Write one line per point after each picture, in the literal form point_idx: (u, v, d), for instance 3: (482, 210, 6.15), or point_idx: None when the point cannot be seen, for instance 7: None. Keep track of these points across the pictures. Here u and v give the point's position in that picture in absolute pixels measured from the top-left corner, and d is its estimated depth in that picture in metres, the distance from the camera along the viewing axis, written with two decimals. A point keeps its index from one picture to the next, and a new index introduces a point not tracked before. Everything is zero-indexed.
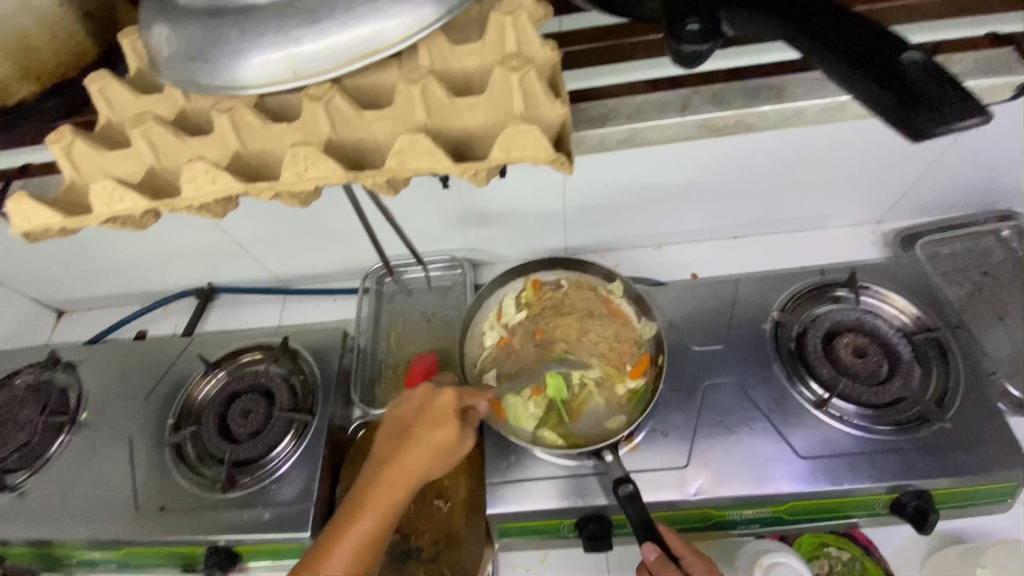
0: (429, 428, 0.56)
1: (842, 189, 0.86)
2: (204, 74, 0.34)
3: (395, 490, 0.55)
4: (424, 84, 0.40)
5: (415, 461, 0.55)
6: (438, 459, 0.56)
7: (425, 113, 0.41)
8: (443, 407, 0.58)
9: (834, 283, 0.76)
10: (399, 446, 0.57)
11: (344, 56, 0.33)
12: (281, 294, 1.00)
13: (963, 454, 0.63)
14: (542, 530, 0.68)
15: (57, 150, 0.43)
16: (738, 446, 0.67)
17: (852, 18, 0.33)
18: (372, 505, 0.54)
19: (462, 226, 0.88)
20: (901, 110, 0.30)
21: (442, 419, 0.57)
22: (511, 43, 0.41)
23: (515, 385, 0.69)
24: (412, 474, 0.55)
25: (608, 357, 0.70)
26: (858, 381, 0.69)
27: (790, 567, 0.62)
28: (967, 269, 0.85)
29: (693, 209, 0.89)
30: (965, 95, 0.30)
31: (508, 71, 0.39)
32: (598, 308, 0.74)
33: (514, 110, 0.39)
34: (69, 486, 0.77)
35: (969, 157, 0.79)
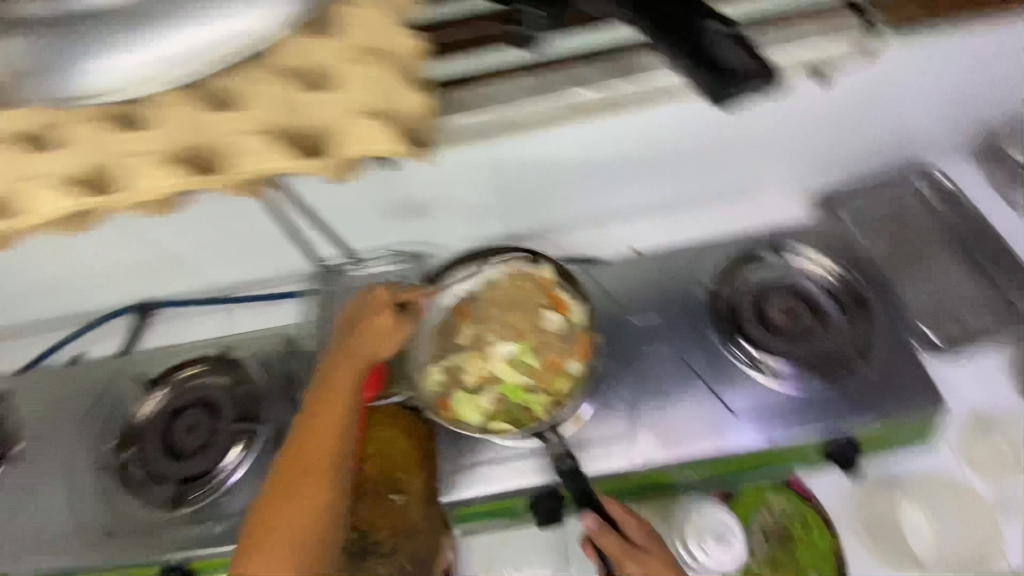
0: (369, 318, 0.64)
1: (768, 155, 0.89)
2: (42, 86, 0.37)
3: (351, 372, 0.62)
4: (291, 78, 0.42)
5: (365, 343, 0.63)
6: (380, 339, 0.63)
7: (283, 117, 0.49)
8: (383, 300, 0.66)
9: (760, 247, 0.79)
10: (348, 341, 0.64)
11: (184, 60, 0.37)
12: (226, 303, 0.95)
13: (881, 396, 0.67)
14: (499, 514, 0.70)
15: None
16: (678, 410, 0.69)
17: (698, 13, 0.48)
18: (333, 393, 0.61)
19: (398, 219, 0.87)
20: (709, 84, 0.47)
21: (382, 308, 0.65)
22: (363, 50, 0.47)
23: (461, 381, 0.68)
24: (361, 359, 0.63)
25: (557, 346, 0.69)
26: (787, 339, 0.73)
27: (718, 520, 0.66)
28: (887, 224, 0.90)
29: (627, 184, 0.91)
30: (759, 67, 0.46)
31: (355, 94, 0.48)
32: (537, 298, 0.72)
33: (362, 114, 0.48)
34: (6, 522, 0.74)
35: (878, 115, 0.84)
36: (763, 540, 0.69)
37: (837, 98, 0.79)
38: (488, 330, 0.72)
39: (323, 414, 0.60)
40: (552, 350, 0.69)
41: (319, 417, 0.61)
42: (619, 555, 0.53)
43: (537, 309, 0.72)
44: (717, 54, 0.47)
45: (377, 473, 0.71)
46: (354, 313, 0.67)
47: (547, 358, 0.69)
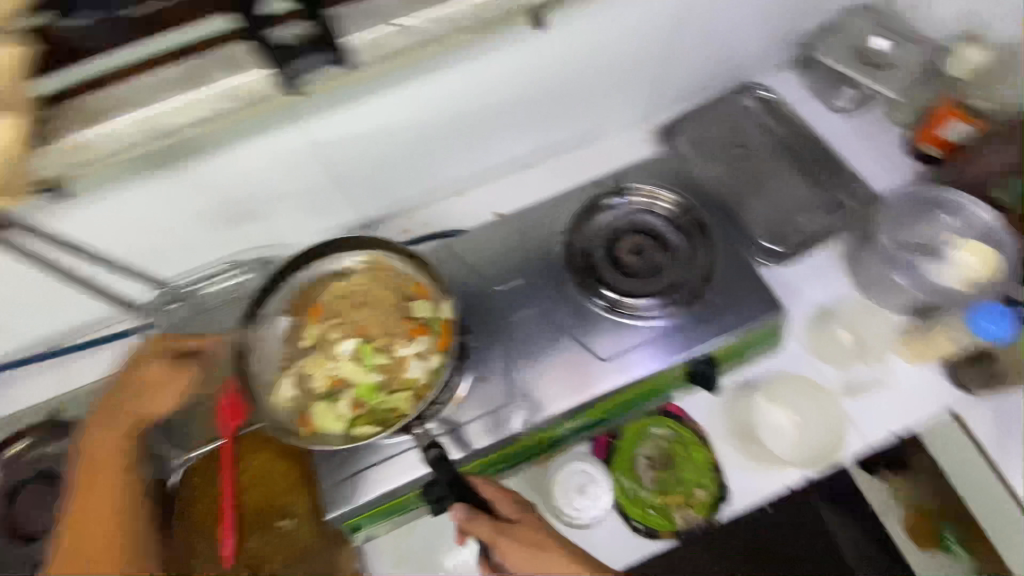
0: (134, 372, 0.59)
1: (606, 97, 0.90)
2: None
3: (117, 436, 0.57)
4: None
5: (132, 398, 0.58)
6: (153, 393, 0.58)
7: None
8: (155, 347, 0.61)
9: (605, 191, 0.79)
10: (116, 398, 0.58)
11: None
12: (54, 358, 0.84)
13: (730, 313, 0.71)
14: (394, 510, 0.68)
15: None
16: (549, 367, 0.70)
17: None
18: (99, 463, 0.56)
19: (230, 228, 0.79)
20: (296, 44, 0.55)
21: (152, 353, 0.60)
22: None
23: (318, 391, 0.65)
24: (131, 419, 0.58)
25: (413, 343, 0.67)
26: (642, 277, 0.74)
27: (586, 473, 0.73)
28: (726, 144, 0.93)
29: (474, 149, 0.88)
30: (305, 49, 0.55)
31: None
32: (401, 294, 0.69)
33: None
34: None
35: (696, 39, 0.85)
36: (650, 469, 0.75)
37: (655, 27, 0.80)
38: (342, 332, 0.68)
39: (93, 484, 0.55)
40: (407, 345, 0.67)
41: (92, 490, 0.55)
42: (493, 536, 0.54)
43: (401, 308, 0.69)
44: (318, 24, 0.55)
45: (257, 502, 0.69)
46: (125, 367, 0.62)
47: (404, 358, 0.66)
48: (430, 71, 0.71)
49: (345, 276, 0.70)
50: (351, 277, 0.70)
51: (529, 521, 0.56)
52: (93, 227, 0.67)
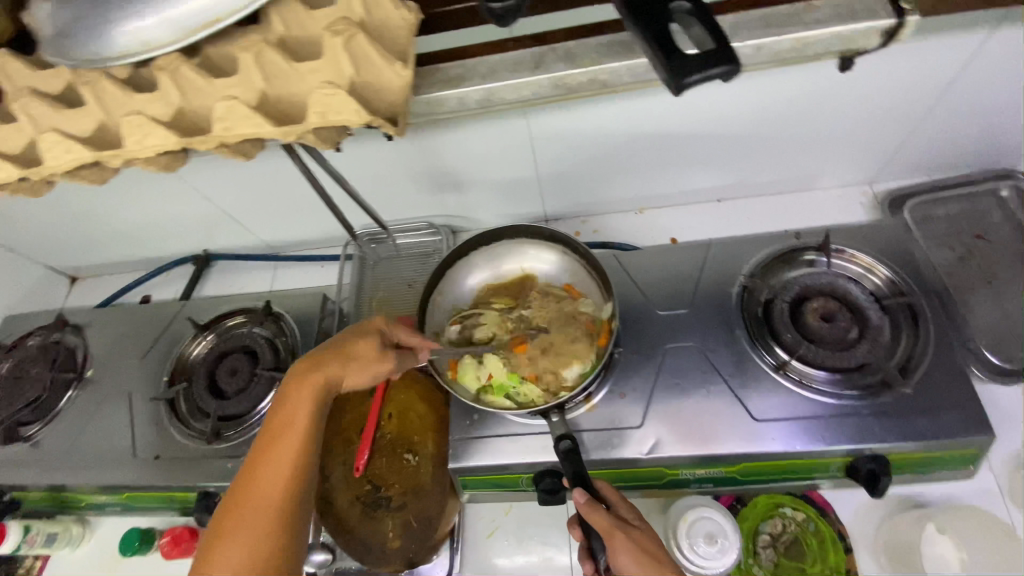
0: (349, 341, 0.64)
1: (828, 149, 0.84)
2: (79, 46, 0.42)
3: (313, 391, 0.60)
4: (258, 50, 0.48)
5: (338, 362, 0.62)
6: (357, 367, 0.63)
7: (263, 79, 0.49)
8: (367, 327, 0.66)
9: (806, 246, 0.74)
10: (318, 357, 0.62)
11: (190, 24, 0.41)
12: (273, 261, 1.04)
13: (921, 418, 0.63)
14: (503, 484, 0.71)
15: None
16: (694, 406, 0.67)
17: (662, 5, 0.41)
18: (293, 409, 0.59)
19: (435, 193, 0.89)
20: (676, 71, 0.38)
21: (365, 332, 0.66)
22: (358, 10, 0.49)
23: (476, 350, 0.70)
24: (328, 381, 0.61)
25: (578, 352, 0.67)
26: (823, 346, 0.69)
27: (713, 522, 0.64)
28: (960, 232, 0.81)
29: (671, 172, 0.88)
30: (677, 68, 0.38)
31: (333, 36, 0.47)
32: (565, 297, 0.72)
33: (344, 74, 0.47)
34: (76, 435, 0.83)
35: (963, 109, 0.75)
36: (772, 550, 0.67)
37: (921, 89, 0.72)
38: (525, 316, 0.72)
39: (280, 425, 0.58)
40: (573, 346, 0.68)
41: (278, 432, 0.58)
42: (609, 530, 0.53)
43: (569, 314, 0.70)
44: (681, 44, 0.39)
45: (394, 431, 0.77)
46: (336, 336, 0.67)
47: (563, 364, 0.67)
48: (664, 95, 0.72)
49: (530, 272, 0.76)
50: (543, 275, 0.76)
51: (647, 532, 0.54)
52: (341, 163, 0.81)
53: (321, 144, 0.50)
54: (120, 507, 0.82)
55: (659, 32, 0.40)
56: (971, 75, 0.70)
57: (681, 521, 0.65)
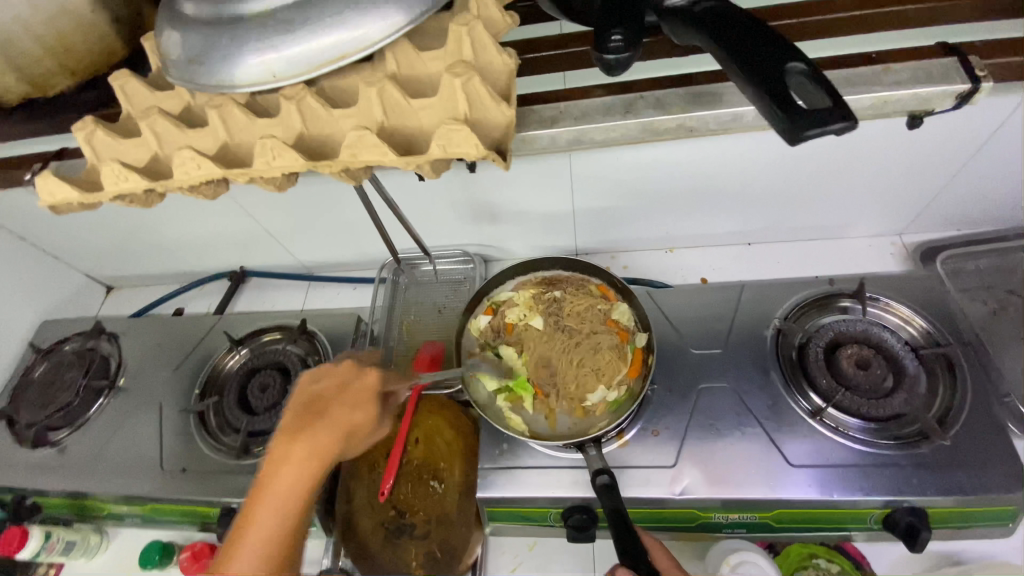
0: (346, 409, 0.58)
1: (857, 199, 0.86)
2: (200, 74, 0.39)
3: (310, 457, 0.55)
4: (381, 87, 0.44)
5: (331, 437, 0.56)
6: (351, 439, 0.58)
7: (382, 112, 0.44)
8: (364, 387, 0.61)
9: (841, 292, 0.75)
10: (306, 424, 0.57)
11: (316, 60, 0.37)
12: (306, 280, 1.07)
13: (962, 472, 0.62)
14: (531, 518, 0.70)
15: (80, 137, 0.49)
16: (728, 448, 0.67)
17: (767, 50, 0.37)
18: (287, 472, 0.55)
19: (471, 223, 0.92)
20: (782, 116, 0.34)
21: (361, 400, 0.60)
22: (467, 51, 0.45)
23: (502, 348, 0.71)
24: (322, 461, 0.56)
25: (604, 368, 0.68)
26: (858, 394, 0.68)
27: (757, 567, 0.61)
28: (993, 286, 0.82)
29: (704, 214, 0.90)
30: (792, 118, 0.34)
31: (452, 76, 0.42)
32: (597, 303, 0.73)
33: (459, 112, 0.43)
34: (104, 444, 0.83)
35: (995, 168, 0.77)
36: None
37: (956, 146, 0.74)
38: (556, 320, 0.72)
39: (270, 490, 0.54)
40: (599, 360, 0.68)
41: (258, 511, 0.54)
42: None
43: (599, 322, 0.71)
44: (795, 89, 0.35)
45: (420, 458, 0.76)
46: (324, 389, 0.60)
47: (586, 378, 0.68)
48: (704, 141, 0.75)
49: (568, 282, 0.76)
50: (578, 284, 0.75)
51: None
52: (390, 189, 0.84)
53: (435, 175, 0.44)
54: (140, 519, 0.82)
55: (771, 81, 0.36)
56: (1006, 136, 0.72)
57: (723, 565, 0.62)
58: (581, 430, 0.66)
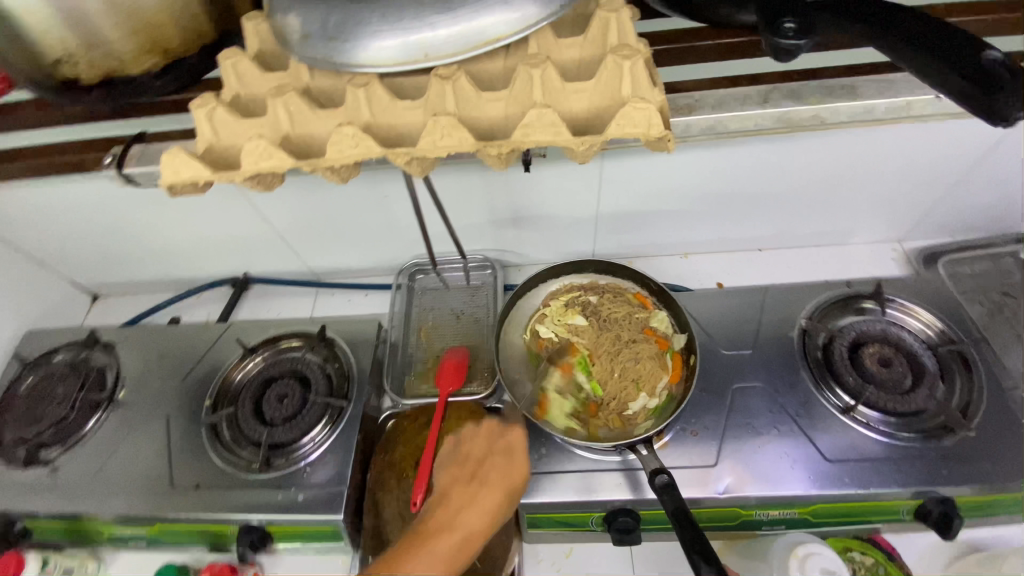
0: (502, 467, 0.63)
1: (865, 207, 0.90)
2: (341, 52, 0.38)
3: (479, 512, 0.60)
4: (542, 68, 0.43)
5: (487, 496, 0.61)
6: (509, 500, 0.62)
7: (543, 93, 0.43)
8: (511, 444, 0.65)
9: (861, 294, 0.78)
10: (465, 484, 0.63)
11: (472, 41, 0.38)
12: (314, 287, 1.03)
13: (985, 462, 0.65)
14: (571, 523, 0.69)
15: (200, 112, 0.46)
16: (764, 446, 0.68)
17: (944, 34, 0.39)
18: (459, 524, 0.59)
19: (496, 227, 0.92)
20: (978, 99, 0.36)
21: (511, 458, 0.64)
22: (613, 36, 0.45)
23: (546, 360, 0.71)
24: (477, 525, 0.59)
25: (648, 371, 0.68)
26: (883, 390, 0.71)
27: (825, 558, 0.61)
28: (988, 288, 0.88)
29: (720, 220, 0.93)
30: (989, 90, 0.35)
31: (620, 57, 0.43)
32: (634, 311, 0.73)
33: (622, 94, 0.43)
34: (105, 461, 0.78)
35: (994, 179, 0.83)
36: None
37: (958, 158, 0.79)
38: (595, 326, 0.72)
39: (447, 538, 0.58)
40: (640, 365, 0.68)
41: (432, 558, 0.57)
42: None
43: (638, 329, 0.71)
44: (984, 67, 0.36)
45: None
46: (475, 451, 0.66)
47: (629, 383, 0.68)
48: (734, 146, 0.78)
49: (603, 286, 0.76)
50: (612, 290, 0.75)
51: None
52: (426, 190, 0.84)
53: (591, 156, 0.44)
54: (145, 541, 0.76)
55: (959, 59, 0.37)
56: (1005, 147, 0.78)
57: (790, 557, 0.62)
58: (625, 434, 0.66)
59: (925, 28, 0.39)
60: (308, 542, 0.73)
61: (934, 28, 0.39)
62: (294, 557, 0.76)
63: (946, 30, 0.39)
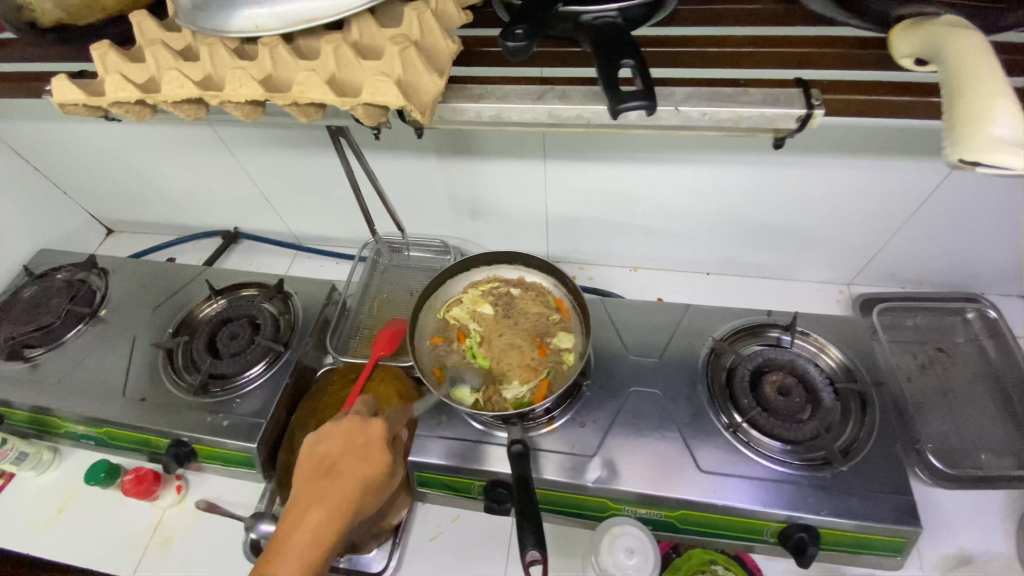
0: (352, 460, 0.62)
1: (808, 245, 0.92)
2: (194, 16, 0.42)
3: (333, 501, 0.59)
4: (336, 44, 0.43)
5: (344, 488, 0.60)
6: (369, 489, 0.62)
7: (333, 65, 0.43)
8: (367, 438, 0.64)
9: (774, 324, 0.81)
10: (319, 479, 0.61)
11: (291, 18, 0.39)
12: (293, 249, 1.13)
13: (856, 498, 0.66)
14: (458, 488, 0.75)
15: (95, 55, 0.48)
16: (646, 447, 0.72)
17: (620, 34, 0.39)
18: (305, 525, 0.58)
19: (453, 214, 0.99)
20: (609, 91, 0.37)
21: (366, 450, 0.63)
22: (414, 30, 0.44)
23: (452, 339, 0.77)
24: (334, 500, 0.59)
25: (542, 360, 0.74)
26: (775, 416, 0.72)
27: (637, 538, 0.65)
28: (924, 342, 0.88)
29: (667, 239, 0.97)
30: (610, 90, 0.37)
31: (391, 44, 0.42)
32: (548, 314, 0.78)
33: (393, 72, 0.42)
34: (74, 366, 0.88)
35: (936, 230, 0.83)
36: None
37: (894, 203, 0.81)
38: (501, 315, 0.78)
39: (294, 535, 0.57)
40: (541, 353, 0.75)
41: (278, 556, 0.56)
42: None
43: (543, 326, 0.77)
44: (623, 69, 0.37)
45: None
46: (329, 451, 0.63)
47: (525, 366, 0.73)
48: (671, 165, 0.82)
49: (525, 280, 0.82)
50: (533, 285, 0.81)
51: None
52: (387, 168, 0.92)
53: (367, 122, 0.44)
54: (95, 441, 0.86)
55: (609, 56, 0.38)
56: (940, 200, 0.79)
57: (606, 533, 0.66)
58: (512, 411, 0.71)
59: (615, 25, 0.40)
60: (228, 466, 0.81)
61: (626, 27, 0.40)
62: (219, 477, 0.84)
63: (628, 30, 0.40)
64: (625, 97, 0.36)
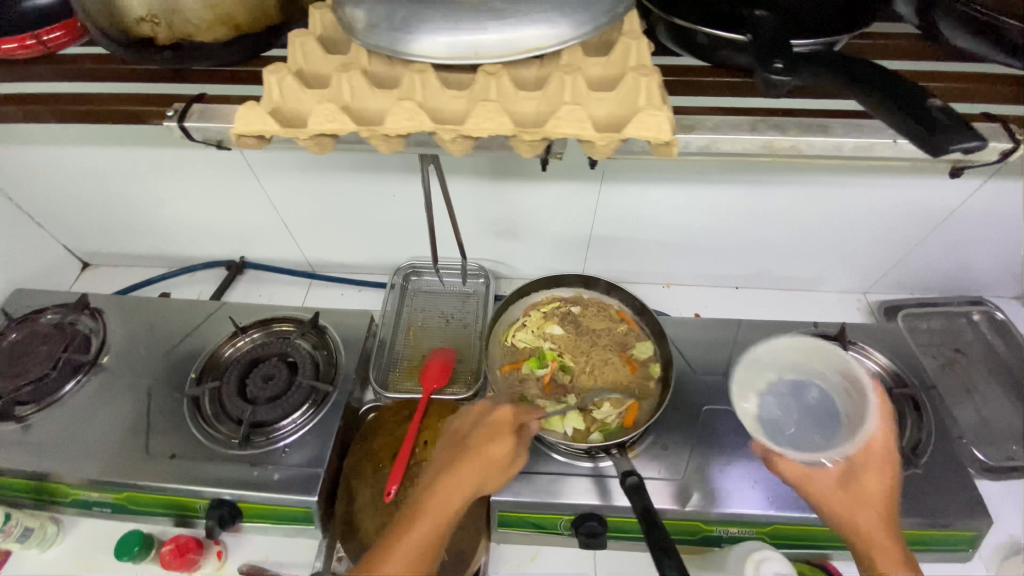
0: (486, 439, 0.59)
1: (834, 258, 0.97)
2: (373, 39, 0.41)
3: (468, 480, 0.57)
4: (573, 76, 0.45)
5: (475, 470, 0.58)
6: (501, 472, 0.59)
7: (570, 97, 0.44)
8: (501, 420, 0.61)
9: (824, 335, 0.84)
10: (454, 453, 0.60)
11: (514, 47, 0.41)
12: (308, 278, 1.06)
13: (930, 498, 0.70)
14: (542, 524, 0.71)
15: (272, 78, 0.46)
16: (728, 466, 0.72)
17: (897, 81, 0.41)
18: (439, 497, 0.56)
19: (493, 237, 0.97)
20: (928, 134, 0.38)
21: (501, 431, 0.60)
22: (633, 60, 0.47)
23: (523, 364, 0.74)
24: (468, 480, 0.57)
25: (623, 378, 0.73)
26: None
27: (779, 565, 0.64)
28: (942, 345, 0.95)
29: (703, 256, 0.99)
30: (932, 131, 0.38)
31: (638, 75, 0.44)
32: (616, 326, 0.78)
33: (638, 104, 0.44)
34: (80, 423, 0.77)
35: (951, 241, 0.91)
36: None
37: (919, 218, 0.88)
38: (570, 335, 0.77)
39: (426, 504, 0.56)
40: (621, 372, 0.73)
41: (410, 524, 0.56)
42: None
43: (616, 343, 0.77)
44: (930, 113, 0.39)
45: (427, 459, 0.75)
46: (467, 429, 0.63)
47: (606, 384, 0.72)
48: (721, 185, 0.85)
49: (586, 299, 0.81)
50: (596, 303, 0.81)
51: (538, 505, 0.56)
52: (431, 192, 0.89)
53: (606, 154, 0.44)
54: (111, 508, 0.75)
55: (912, 102, 0.39)
56: (959, 215, 0.86)
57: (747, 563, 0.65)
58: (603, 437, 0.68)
59: (878, 73, 0.42)
60: (278, 523, 0.74)
61: (892, 75, 0.42)
62: (261, 536, 0.76)
63: (901, 77, 0.42)
64: (958, 135, 0.37)
